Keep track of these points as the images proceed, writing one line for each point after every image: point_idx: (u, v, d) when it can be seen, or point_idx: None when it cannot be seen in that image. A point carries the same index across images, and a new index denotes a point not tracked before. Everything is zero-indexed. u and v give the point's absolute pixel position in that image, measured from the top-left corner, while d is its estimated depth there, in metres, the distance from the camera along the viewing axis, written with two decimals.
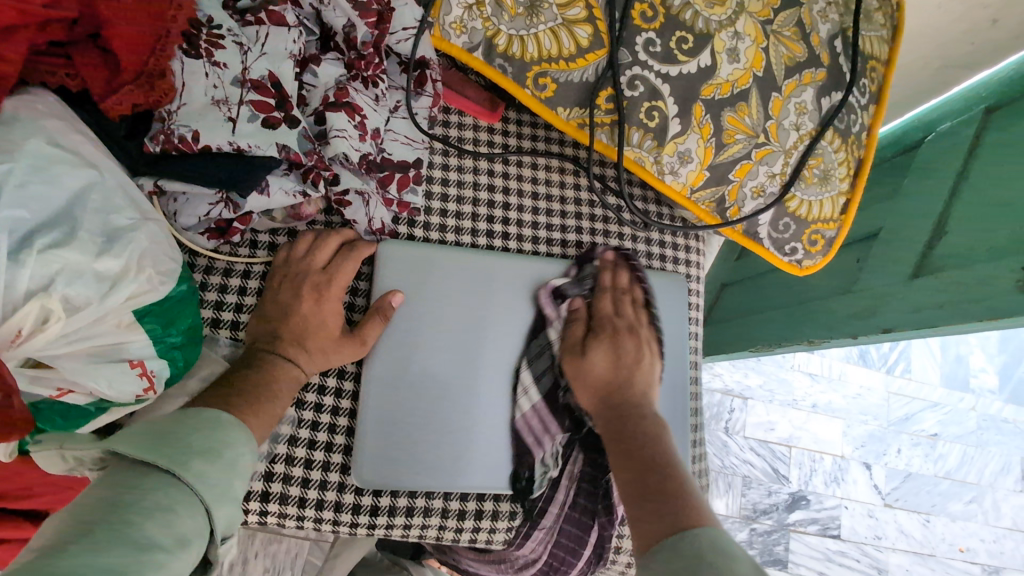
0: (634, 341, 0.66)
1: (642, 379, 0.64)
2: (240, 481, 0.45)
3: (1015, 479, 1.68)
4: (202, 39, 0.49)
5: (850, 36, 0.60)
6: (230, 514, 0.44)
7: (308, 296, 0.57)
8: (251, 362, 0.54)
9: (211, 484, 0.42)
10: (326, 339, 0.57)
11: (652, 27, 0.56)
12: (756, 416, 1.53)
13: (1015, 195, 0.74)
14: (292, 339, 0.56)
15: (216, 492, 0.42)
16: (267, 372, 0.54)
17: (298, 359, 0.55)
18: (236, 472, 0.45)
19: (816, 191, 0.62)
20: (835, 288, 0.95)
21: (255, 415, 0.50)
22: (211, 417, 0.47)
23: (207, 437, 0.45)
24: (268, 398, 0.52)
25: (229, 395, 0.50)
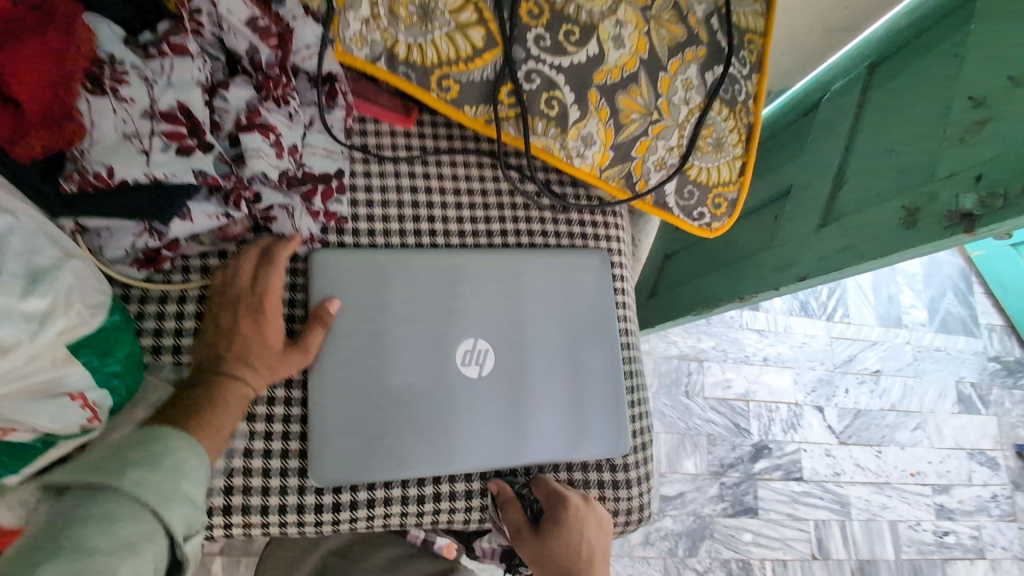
0: (551, 535, 0.63)
1: (601, 552, 0.65)
2: (189, 485, 0.47)
3: (951, 402, 1.81)
4: (106, 78, 0.50)
5: (724, 13, 0.66)
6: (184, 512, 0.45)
7: (244, 317, 0.59)
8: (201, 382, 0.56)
9: (151, 488, 0.43)
10: (268, 353, 0.58)
11: (539, 23, 0.60)
12: (713, 376, 1.62)
13: (897, 142, 0.82)
14: (235, 357, 0.57)
15: (160, 491, 0.44)
16: (216, 390, 0.56)
17: (247, 377, 0.57)
18: (177, 474, 0.46)
19: (712, 158, 0.68)
20: (759, 246, 1.02)
21: (207, 431, 0.53)
22: (159, 435, 0.48)
23: (151, 448, 0.47)
24: (215, 412, 0.54)
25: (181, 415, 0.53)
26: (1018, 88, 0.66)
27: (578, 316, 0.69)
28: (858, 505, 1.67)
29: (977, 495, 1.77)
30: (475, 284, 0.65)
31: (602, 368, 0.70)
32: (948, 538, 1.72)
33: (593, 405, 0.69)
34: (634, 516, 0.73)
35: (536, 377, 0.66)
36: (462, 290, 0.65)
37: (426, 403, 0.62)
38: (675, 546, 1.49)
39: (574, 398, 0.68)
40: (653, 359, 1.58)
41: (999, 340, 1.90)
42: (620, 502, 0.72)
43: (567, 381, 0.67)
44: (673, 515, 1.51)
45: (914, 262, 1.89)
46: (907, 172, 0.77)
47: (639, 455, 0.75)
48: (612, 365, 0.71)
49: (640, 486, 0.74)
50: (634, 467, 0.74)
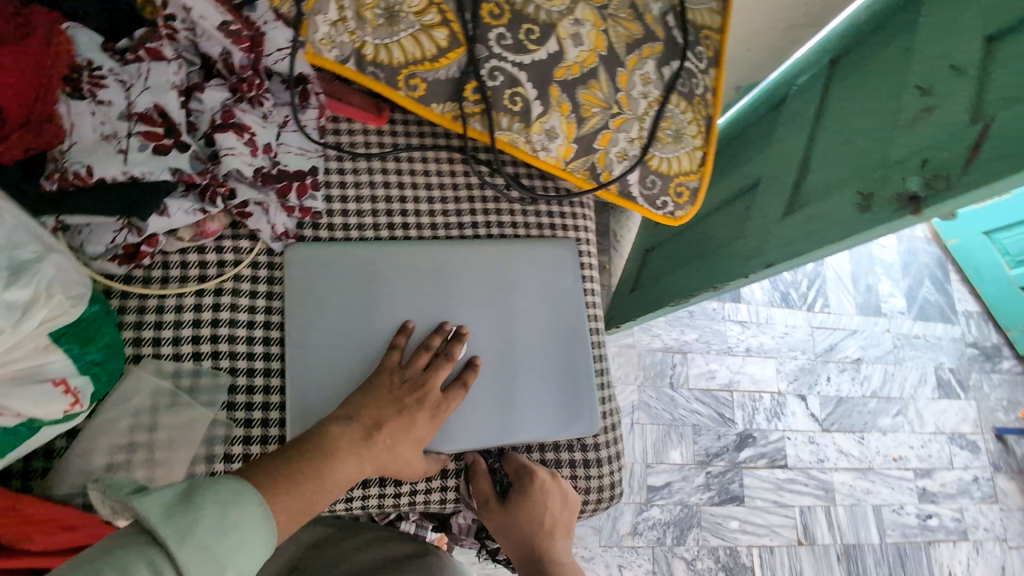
0: (516, 511, 0.69)
1: (563, 526, 0.71)
2: (240, 560, 0.42)
3: (931, 388, 1.85)
4: (85, 82, 0.53)
5: (679, 11, 0.69)
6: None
7: (393, 412, 0.60)
8: (309, 451, 0.53)
9: (200, 561, 0.39)
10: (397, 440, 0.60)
11: (500, 23, 0.63)
12: (697, 367, 1.65)
13: (854, 132, 0.85)
14: (363, 438, 0.57)
15: (202, 563, 0.40)
16: (327, 467, 0.53)
17: (357, 463, 0.55)
18: (227, 549, 0.41)
19: (671, 149, 0.71)
20: (732, 236, 1.04)
21: (293, 510, 0.48)
22: (253, 503, 0.45)
23: (234, 505, 0.43)
24: (315, 488, 0.51)
25: (297, 481, 0.50)
26: (960, 78, 0.70)
27: (549, 300, 0.72)
28: (843, 490, 1.69)
29: (959, 478, 1.80)
30: (454, 275, 0.69)
31: (574, 353, 0.72)
32: (932, 521, 1.74)
33: (566, 388, 0.71)
34: (605, 493, 0.75)
35: (510, 361, 0.69)
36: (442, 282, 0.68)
37: (423, 395, 0.62)
38: (663, 536, 1.52)
39: (547, 380, 0.70)
40: (638, 352, 1.62)
41: (977, 327, 1.95)
42: (590, 481, 0.74)
43: (539, 363, 0.70)
44: (661, 504, 1.53)
45: (892, 252, 1.93)
46: (863, 159, 0.80)
47: (610, 435, 0.77)
48: (584, 347, 0.73)
49: (611, 465, 0.76)
50: (605, 448, 0.76)
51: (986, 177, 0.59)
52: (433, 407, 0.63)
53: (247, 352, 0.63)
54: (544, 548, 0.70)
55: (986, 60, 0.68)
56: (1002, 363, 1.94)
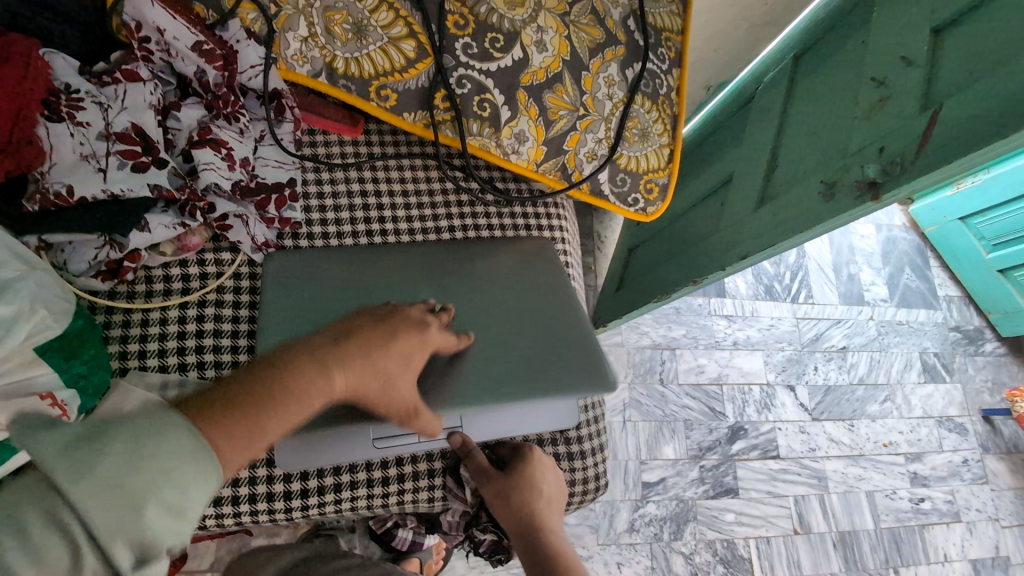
0: (516, 483, 0.70)
1: (557, 499, 0.73)
2: (166, 498, 0.38)
3: (917, 372, 1.88)
4: (63, 104, 0.55)
5: (640, 14, 0.72)
6: (141, 542, 0.36)
7: (366, 337, 0.54)
8: (266, 371, 0.47)
9: (105, 507, 0.35)
10: (371, 359, 0.54)
11: (465, 33, 0.65)
12: (686, 363, 1.67)
13: (817, 124, 0.88)
14: (329, 356, 0.51)
15: (108, 519, 0.35)
16: (283, 382, 0.47)
17: (324, 387, 0.49)
18: (150, 495, 0.37)
19: (639, 147, 0.73)
20: (708, 230, 1.07)
21: (237, 433, 0.43)
22: (179, 437, 0.40)
23: (156, 441, 0.39)
24: (269, 407, 0.45)
25: (249, 400, 0.45)
26: (911, 68, 0.73)
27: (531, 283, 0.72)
28: (836, 478, 1.71)
29: (949, 460, 1.82)
30: (430, 271, 0.70)
31: (568, 317, 0.69)
32: (925, 505, 1.75)
33: (564, 352, 0.66)
34: (590, 485, 0.77)
35: (497, 338, 0.66)
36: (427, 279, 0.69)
37: (402, 327, 0.57)
38: (660, 531, 1.52)
39: (541, 348, 0.66)
40: (627, 350, 1.64)
41: (958, 311, 1.98)
42: (575, 473, 0.76)
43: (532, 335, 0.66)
44: (656, 500, 1.54)
45: (872, 242, 1.96)
46: (827, 149, 0.83)
47: (592, 427, 0.79)
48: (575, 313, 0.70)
49: (595, 457, 0.78)
50: (588, 439, 0.78)
51: (936, 162, 0.62)
52: (414, 337, 0.57)
53: (232, 362, 0.64)
54: (539, 516, 0.72)
55: (933, 51, 0.71)
56: (985, 346, 1.97)
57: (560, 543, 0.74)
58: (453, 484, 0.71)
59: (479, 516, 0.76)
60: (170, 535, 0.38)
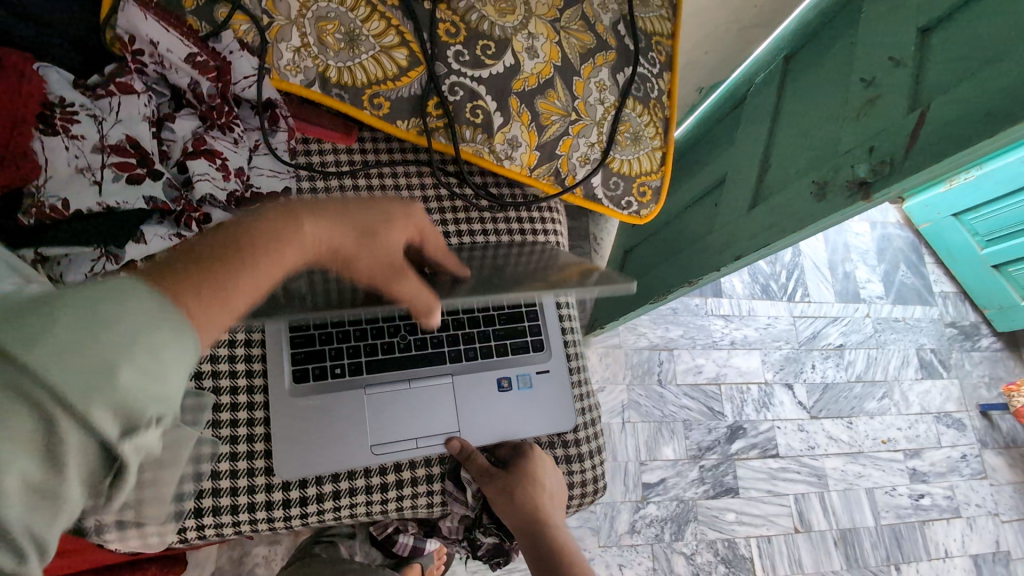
0: (516, 476, 0.71)
1: (558, 495, 0.72)
2: (146, 354, 0.30)
3: (914, 368, 1.88)
4: (57, 117, 0.55)
5: (629, 19, 0.73)
6: (129, 408, 0.28)
7: (341, 206, 0.51)
8: (230, 233, 0.42)
9: (70, 361, 0.26)
10: (346, 230, 0.50)
11: (457, 41, 0.66)
12: (684, 363, 1.68)
13: (807, 125, 0.89)
14: (294, 217, 0.46)
15: (77, 383, 0.26)
16: (250, 248, 0.41)
17: (300, 244, 0.45)
18: (128, 354, 0.29)
19: (631, 151, 0.74)
20: (702, 231, 1.08)
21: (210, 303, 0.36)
22: (136, 294, 0.31)
23: (107, 297, 0.30)
24: (237, 272, 0.39)
25: (215, 267, 0.38)
26: (898, 69, 0.74)
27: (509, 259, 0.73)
28: (835, 476, 1.71)
29: (948, 456, 1.82)
30: None
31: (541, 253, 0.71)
32: (925, 501, 1.75)
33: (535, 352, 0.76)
34: (589, 488, 0.77)
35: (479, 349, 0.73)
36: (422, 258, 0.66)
37: (377, 207, 0.54)
38: (661, 532, 1.53)
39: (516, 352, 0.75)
40: (625, 351, 1.64)
41: (954, 307, 1.99)
42: (573, 476, 0.76)
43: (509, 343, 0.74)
44: (657, 501, 1.54)
45: (867, 239, 1.97)
46: (818, 149, 0.83)
47: (590, 430, 0.79)
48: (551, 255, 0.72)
49: (593, 460, 0.78)
50: (585, 442, 0.78)
51: (923, 162, 0.62)
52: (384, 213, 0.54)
53: (230, 371, 0.66)
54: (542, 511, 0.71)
55: (921, 51, 0.72)
56: (981, 341, 1.98)
57: (565, 538, 0.72)
58: (452, 487, 0.71)
59: (480, 518, 0.75)
60: (161, 400, 0.30)
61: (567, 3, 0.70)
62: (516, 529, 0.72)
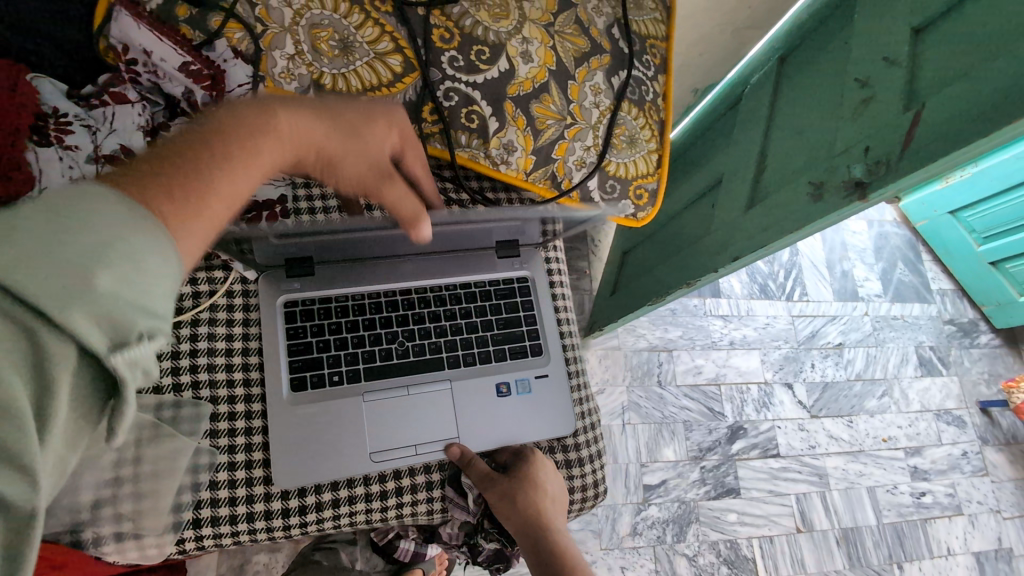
0: (516, 480, 0.69)
1: (558, 501, 0.70)
2: (121, 252, 0.29)
3: (914, 366, 1.88)
4: (52, 128, 0.57)
5: (623, 23, 0.73)
6: (114, 319, 0.28)
7: (315, 109, 0.50)
8: (200, 131, 0.40)
9: (35, 268, 0.26)
10: (319, 132, 0.49)
11: (451, 46, 0.66)
12: (683, 364, 1.68)
13: (804, 125, 0.89)
14: (263, 117, 0.44)
15: (55, 289, 0.26)
16: (222, 149, 0.39)
17: (278, 140, 0.44)
18: (104, 258, 0.29)
19: (627, 154, 0.74)
20: (699, 232, 1.08)
21: (188, 208, 0.35)
22: (108, 200, 0.31)
23: (77, 200, 0.30)
24: (213, 174, 0.37)
25: (186, 168, 0.36)
26: (892, 69, 0.74)
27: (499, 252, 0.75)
28: (836, 475, 1.71)
29: (949, 454, 1.82)
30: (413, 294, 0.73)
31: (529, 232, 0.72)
32: (926, 499, 1.75)
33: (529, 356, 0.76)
34: (589, 492, 0.77)
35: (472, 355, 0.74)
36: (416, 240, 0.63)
37: (347, 109, 0.52)
38: (663, 534, 1.52)
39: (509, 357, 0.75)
40: (624, 353, 1.64)
41: (952, 304, 2.00)
42: (574, 480, 0.76)
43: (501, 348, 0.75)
44: (658, 502, 1.54)
45: (864, 238, 1.98)
46: (813, 151, 0.83)
47: (589, 434, 0.79)
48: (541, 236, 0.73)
49: (593, 464, 0.78)
50: (585, 446, 0.78)
51: (916, 162, 0.62)
52: (356, 117, 0.52)
53: (227, 381, 0.65)
54: (542, 517, 0.68)
55: (914, 51, 0.72)
56: (979, 338, 1.99)
57: (568, 546, 0.68)
58: (453, 493, 0.71)
59: (482, 526, 0.74)
60: (149, 313, 0.30)
61: (561, 7, 0.70)
62: (517, 536, 0.68)
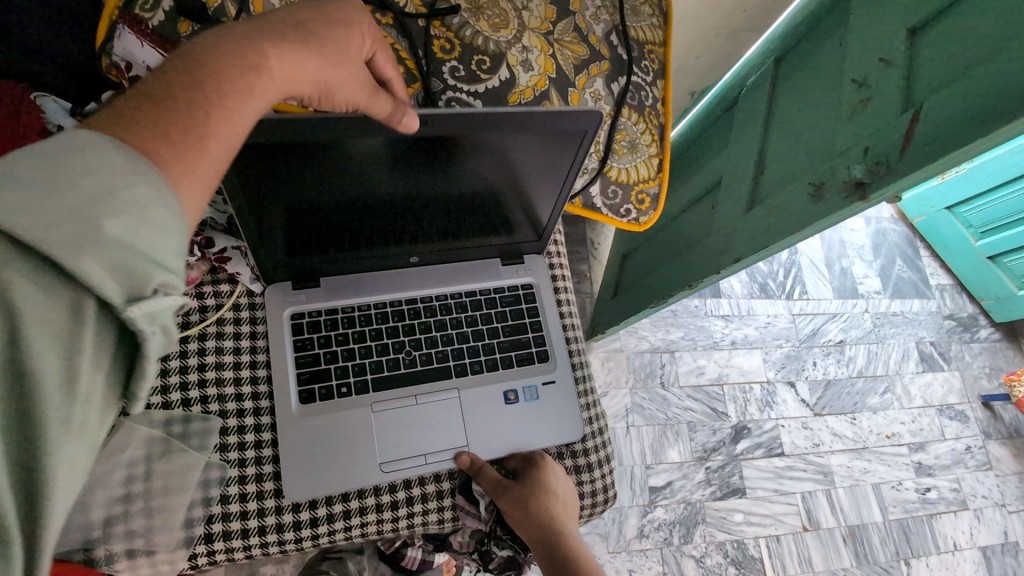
0: (526, 485, 0.69)
1: (568, 505, 0.70)
2: (126, 200, 0.29)
3: (915, 362, 1.89)
4: None
5: (621, 29, 0.74)
6: (129, 270, 0.29)
7: (292, 25, 0.42)
8: (184, 67, 0.35)
9: (46, 217, 0.27)
10: (309, 47, 0.42)
11: (452, 56, 0.66)
12: (685, 365, 1.68)
13: (801, 126, 0.90)
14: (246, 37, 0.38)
15: (66, 237, 0.27)
16: (210, 80, 0.35)
17: (265, 58, 0.38)
18: (109, 203, 0.28)
19: (628, 159, 0.76)
20: (700, 234, 1.08)
21: (188, 162, 0.33)
22: (103, 145, 0.30)
23: (70, 153, 0.29)
24: (203, 116, 0.34)
25: (176, 111, 0.33)
26: (889, 69, 0.75)
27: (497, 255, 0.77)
28: (841, 472, 1.71)
29: (952, 448, 1.82)
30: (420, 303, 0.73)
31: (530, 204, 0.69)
32: (931, 494, 1.75)
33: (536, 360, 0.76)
34: (599, 496, 0.77)
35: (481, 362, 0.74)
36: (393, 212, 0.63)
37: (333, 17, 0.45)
38: (670, 536, 1.52)
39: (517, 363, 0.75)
40: (627, 355, 1.64)
41: (951, 299, 2.01)
42: (583, 485, 0.76)
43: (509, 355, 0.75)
44: (664, 505, 1.54)
45: (862, 235, 1.98)
46: (811, 153, 0.84)
47: (596, 438, 0.80)
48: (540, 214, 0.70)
49: (602, 468, 0.79)
50: (594, 451, 0.79)
51: (913, 163, 0.63)
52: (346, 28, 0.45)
53: (236, 394, 0.66)
54: (554, 520, 0.67)
55: (910, 52, 0.73)
56: (980, 332, 1.99)
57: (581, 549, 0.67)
58: (462, 501, 0.71)
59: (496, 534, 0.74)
60: (162, 265, 0.30)
61: (560, 15, 0.71)
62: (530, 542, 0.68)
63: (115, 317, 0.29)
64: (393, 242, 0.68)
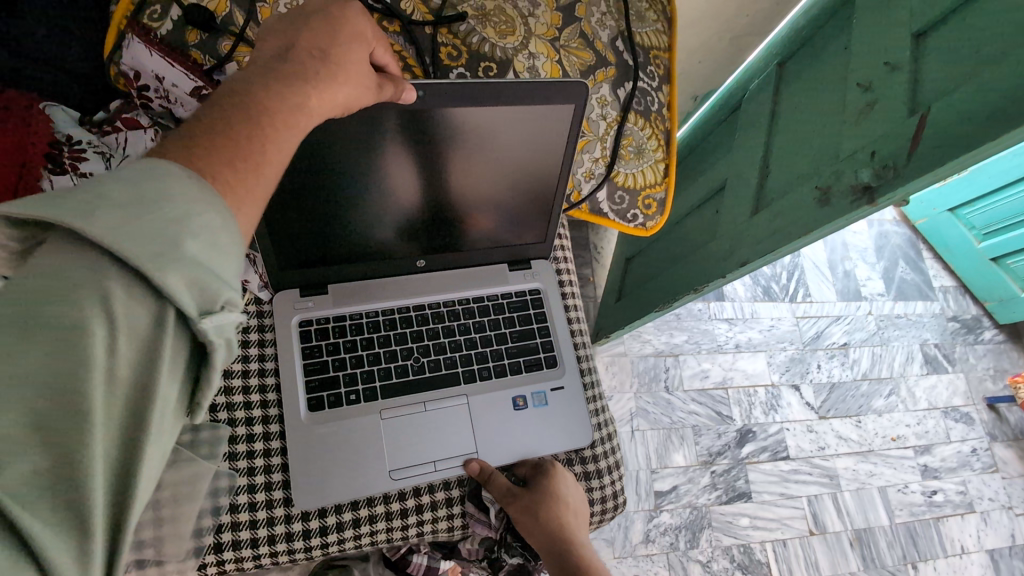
0: (538, 493, 0.69)
1: (580, 513, 0.70)
2: (199, 224, 0.30)
3: (919, 364, 1.88)
4: (66, 156, 0.61)
5: (627, 35, 0.74)
6: (202, 285, 0.29)
7: (319, 55, 0.42)
8: (234, 107, 0.36)
9: (133, 233, 0.27)
10: (331, 67, 0.42)
11: (458, 64, 0.66)
12: (689, 369, 1.68)
13: (806, 130, 0.90)
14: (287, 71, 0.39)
15: (152, 250, 0.28)
16: (260, 110, 0.36)
17: (304, 85, 0.40)
18: (184, 226, 0.29)
19: (634, 164, 0.76)
20: (705, 238, 1.08)
21: (249, 186, 0.34)
22: (175, 175, 0.30)
23: (146, 182, 0.29)
24: (261, 143, 0.35)
25: (236, 141, 0.34)
26: (894, 74, 0.75)
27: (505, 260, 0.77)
28: (847, 476, 1.70)
29: (958, 451, 1.82)
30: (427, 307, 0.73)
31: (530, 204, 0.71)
32: (937, 497, 1.75)
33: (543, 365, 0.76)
34: (609, 503, 0.77)
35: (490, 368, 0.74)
36: (386, 202, 0.64)
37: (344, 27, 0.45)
38: (675, 541, 1.51)
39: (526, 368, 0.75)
40: (631, 359, 1.64)
41: (954, 301, 2.00)
42: (592, 491, 0.76)
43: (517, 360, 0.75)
44: (670, 509, 1.53)
45: (864, 237, 1.98)
46: (816, 156, 0.84)
47: (605, 444, 0.79)
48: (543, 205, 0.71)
49: (611, 474, 0.78)
50: (602, 457, 0.78)
51: (918, 169, 0.63)
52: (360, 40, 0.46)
53: (244, 402, 0.66)
54: (566, 528, 0.68)
55: (916, 56, 0.73)
56: (984, 334, 1.99)
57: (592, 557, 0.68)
58: (473, 508, 0.71)
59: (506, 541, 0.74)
60: (229, 283, 0.31)
61: (566, 21, 0.71)
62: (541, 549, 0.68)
63: (188, 328, 0.30)
64: (385, 237, 0.68)
